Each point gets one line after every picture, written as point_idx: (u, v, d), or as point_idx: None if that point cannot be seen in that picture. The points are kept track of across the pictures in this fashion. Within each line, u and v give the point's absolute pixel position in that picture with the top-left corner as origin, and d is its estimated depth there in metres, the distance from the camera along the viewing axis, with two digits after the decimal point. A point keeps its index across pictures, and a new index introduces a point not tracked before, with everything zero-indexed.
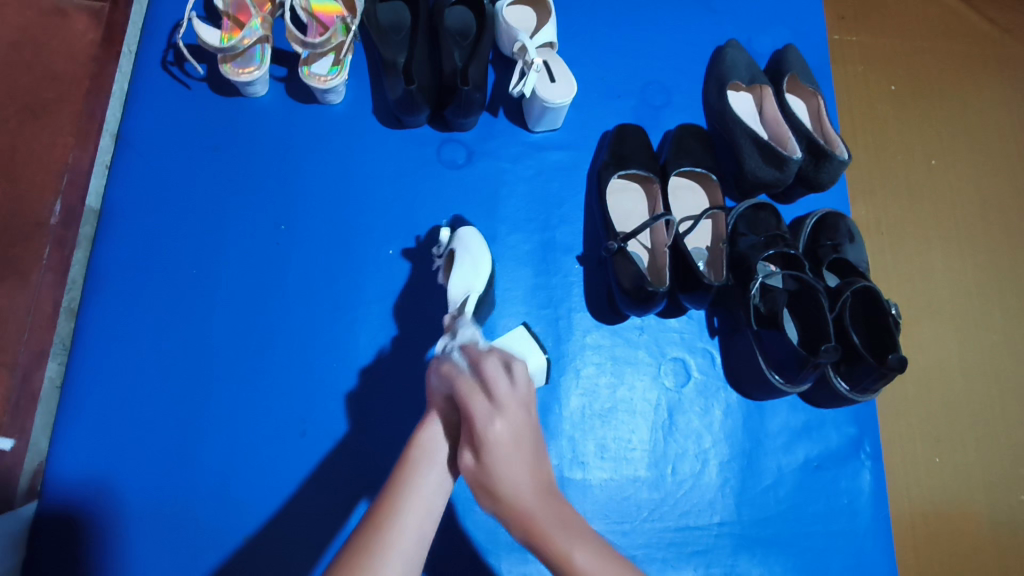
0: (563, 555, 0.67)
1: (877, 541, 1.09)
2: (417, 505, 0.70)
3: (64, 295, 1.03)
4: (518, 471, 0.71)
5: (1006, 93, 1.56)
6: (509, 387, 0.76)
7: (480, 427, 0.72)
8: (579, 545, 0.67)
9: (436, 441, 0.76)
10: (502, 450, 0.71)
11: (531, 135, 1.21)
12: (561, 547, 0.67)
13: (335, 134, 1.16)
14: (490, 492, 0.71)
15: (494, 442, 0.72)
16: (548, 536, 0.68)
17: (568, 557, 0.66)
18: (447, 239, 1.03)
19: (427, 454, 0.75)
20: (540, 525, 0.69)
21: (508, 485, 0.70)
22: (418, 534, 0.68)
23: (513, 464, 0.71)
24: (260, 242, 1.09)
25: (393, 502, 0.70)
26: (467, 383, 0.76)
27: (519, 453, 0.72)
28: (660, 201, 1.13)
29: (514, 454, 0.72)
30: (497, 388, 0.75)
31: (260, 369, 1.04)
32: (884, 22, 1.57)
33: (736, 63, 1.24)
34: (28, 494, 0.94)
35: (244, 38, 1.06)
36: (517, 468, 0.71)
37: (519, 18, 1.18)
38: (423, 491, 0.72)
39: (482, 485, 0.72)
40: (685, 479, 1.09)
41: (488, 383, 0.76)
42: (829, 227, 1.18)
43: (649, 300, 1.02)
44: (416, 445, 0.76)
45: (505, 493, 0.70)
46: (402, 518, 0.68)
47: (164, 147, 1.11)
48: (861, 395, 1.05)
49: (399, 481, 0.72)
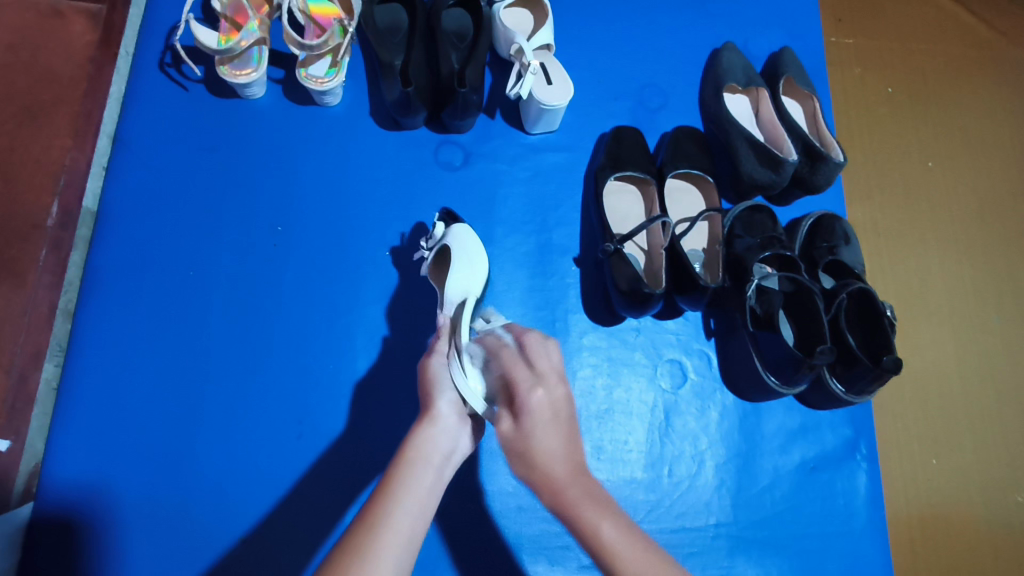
0: (591, 530, 0.71)
1: (874, 542, 1.10)
2: (411, 506, 0.71)
3: (62, 295, 1.04)
4: (553, 440, 0.76)
5: (1002, 96, 1.57)
6: (551, 359, 0.82)
7: (521, 394, 0.78)
8: (607, 519, 0.71)
9: (433, 442, 0.77)
10: (542, 416, 0.77)
11: (528, 137, 1.21)
12: (590, 519, 0.72)
13: (332, 135, 1.16)
14: (525, 460, 0.76)
15: (534, 409, 0.77)
16: (578, 509, 0.72)
17: (597, 530, 0.70)
18: (439, 235, 1.03)
19: (424, 453, 0.76)
20: (569, 498, 0.73)
21: (542, 455, 0.75)
22: (412, 531, 0.69)
23: (551, 430, 0.77)
24: (257, 244, 1.09)
25: (388, 500, 0.70)
26: (510, 354, 0.82)
27: (556, 424, 0.77)
28: (657, 203, 1.14)
29: (553, 419, 0.77)
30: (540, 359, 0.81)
31: (258, 371, 1.04)
32: (881, 25, 1.58)
33: (732, 66, 1.25)
34: (23, 496, 0.94)
35: (243, 40, 1.06)
36: (555, 434, 0.77)
37: (517, 20, 1.19)
38: (418, 490, 0.72)
39: (518, 450, 0.77)
40: (682, 480, 1.10)
41: (531, 354, 0.82)
42: (825, 230, 1.18)
43: (645, 302, 1.02)
44: (412, 444, 0.77)
45: (539, 460, 0.75)
46: (396, 516, 0.69)
47: (162, 148, 1.11)
48: (857, 396, 1.05)
49: (395, 479, 0.73)
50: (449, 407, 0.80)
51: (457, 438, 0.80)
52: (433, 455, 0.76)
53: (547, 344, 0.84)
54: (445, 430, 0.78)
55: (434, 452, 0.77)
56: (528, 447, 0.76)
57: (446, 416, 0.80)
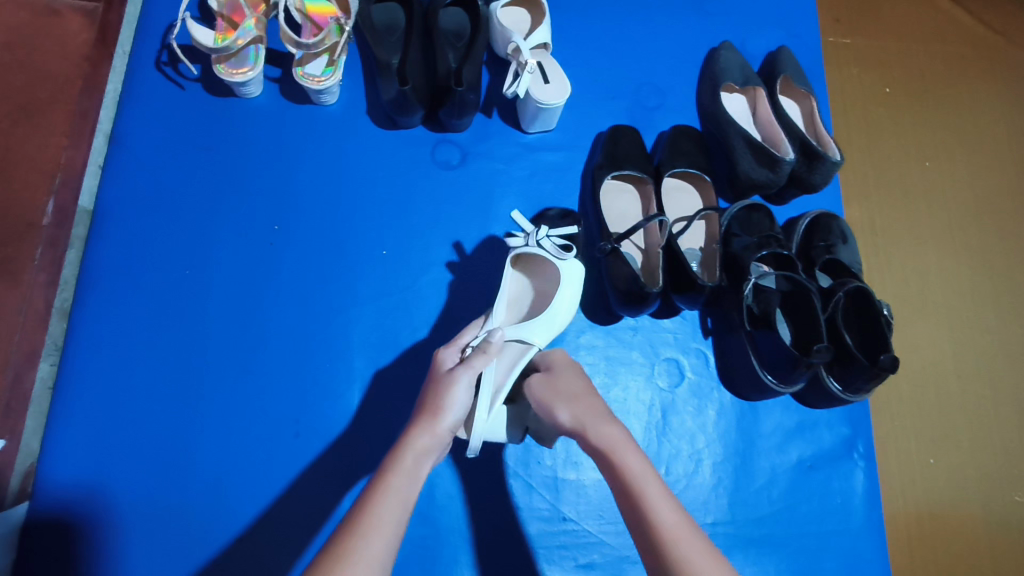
0: (618, 465, 0.73)
1: (870, 541, 1.10)
2: (393, 506, 0.68)
3: (57, 294, 1.04)
4: (579, 386, 0.83)
5: (1000, 96, 1.57)
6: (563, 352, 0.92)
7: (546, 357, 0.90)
8: (633, 452, 0.74)
9: (424, 453, 0.74)
10: (567, 367, 0.87)
11: (525, 136, 1.21)
12: (625, 459, 0.73)
13: (329, 134, 1.16)
14: (555, 401, 0.82)
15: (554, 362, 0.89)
16: (611, 445, 0.74)
17: (624, 462, 0.73)
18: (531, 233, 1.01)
19: (411, 463, 0.72)
20: (601, 437, 0.76)
21: (569, 395, 0.81)
22: (391, 534, 0.66)
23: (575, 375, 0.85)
24: (253, 243, 1.09)
25: (371, 505, 0.67)
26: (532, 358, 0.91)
27: (582, 377, 0.86)
28: (654, 202, 1.13)
29: (576, 369, 0.87)
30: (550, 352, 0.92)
31: (254, 371, 1.04)
32: (879, 25, 1.58)
33: (730, 64, 1.25)
34: (18, 495, 0.95)
35: (238, 39, 1.05)
36: (577, 378, 0.85)
37: (515, 19, 1.19)
38: (400, 498, 0.69)
39: (543, 395, 0.83)
40: (678, 479, 1.09)
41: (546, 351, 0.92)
42: (822, 228, 1.18)
43: (643, 300, 1.02)
44: (406, 453, 0.73)
45: (569, 398, 0.81)
46: (380, 520, 0.66)
47: (158, 147, 1.11)
48: (854, 395, 1.05)
49: (378, 485, 0.70)
50: (450, 428, 0.77)
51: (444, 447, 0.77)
52: (424, 466, 0.73)
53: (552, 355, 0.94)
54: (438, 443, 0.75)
55: (423, 459, 0.73)
56: (554, 389, 0.82)
57: (446, 433, 0.76)
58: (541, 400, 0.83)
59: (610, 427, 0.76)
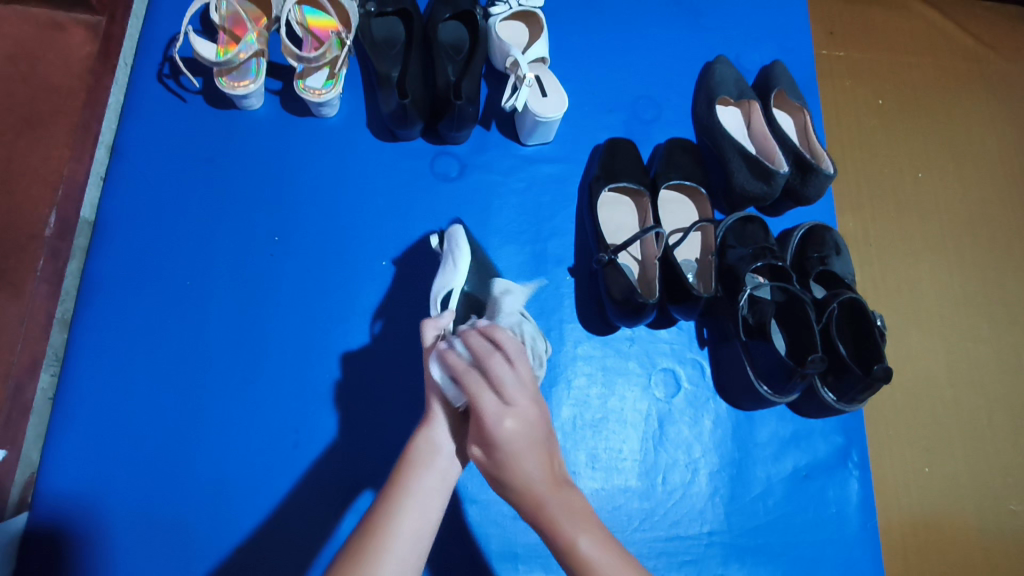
0: (568, 542, 0.66)
1: (865, 549, 1.10)
2: (414, 507, 0.68)
3: (59, 305, 1.03)
4: (529, 462, 0.67)
5: (990, 109, 1.60)
6: (516, 417, 0.66)
7: (487, 424, 0.66)
8: (585, 532, 0.66)
9: (429, 445, 0.74)
10: (520, 448, 0.66)
11: (523, 148, 1.22)
12: (568, 534, 0.66)
13: (329, 145, 1.17)
14: (500, 482, 0.68)
15: (504, 441, 0.66)
16: (555, 524, 0.66)
17: (571, 540, 0.66)
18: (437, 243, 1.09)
19: (424, 457, 0.73)
20: (547, 513, 0.67)
21: (519, 479, 0.67)
22: (415, 535, 0.67)
23: (531, 455, 0.67)
24: (254, 253, 1.10)
25: (391, 504, 0.68)
26: (472, 377, 0.69)
27: (532, 447, 0.67)
28: (651, 215, 1.15)
29: (525, 447, 0.67)
30: (490, 414, 0.66)
31: (254, 381, 1.04)
32: (872, 38, 1.61)
33: (725, 78, 1.27)
34: (19, 506, 0.94)
35: (241, 53, 1.07)
36: (532, 463, 0.67)
37: (512, 33, 1.20)
38: (422, 495, 0.70)
39: (496, 479, 0.69)
40: (675, 488, 1.10)
41: (482, 413, 0.66)
42: (817, 240, 1.20)
43: (639, 311, 1.03)
44: (411, 447, 0.74)
45: (514, 482, 0.67)
46: (401, 520, 0.67)
47: (161, 159, 1.12)
48: (848, 405, 1.06)
49: (396, 487, 0.70)
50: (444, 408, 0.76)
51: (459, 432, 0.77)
52: (432, 454, 0.73)
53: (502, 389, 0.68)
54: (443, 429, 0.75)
55: (431, 454, 0.73)
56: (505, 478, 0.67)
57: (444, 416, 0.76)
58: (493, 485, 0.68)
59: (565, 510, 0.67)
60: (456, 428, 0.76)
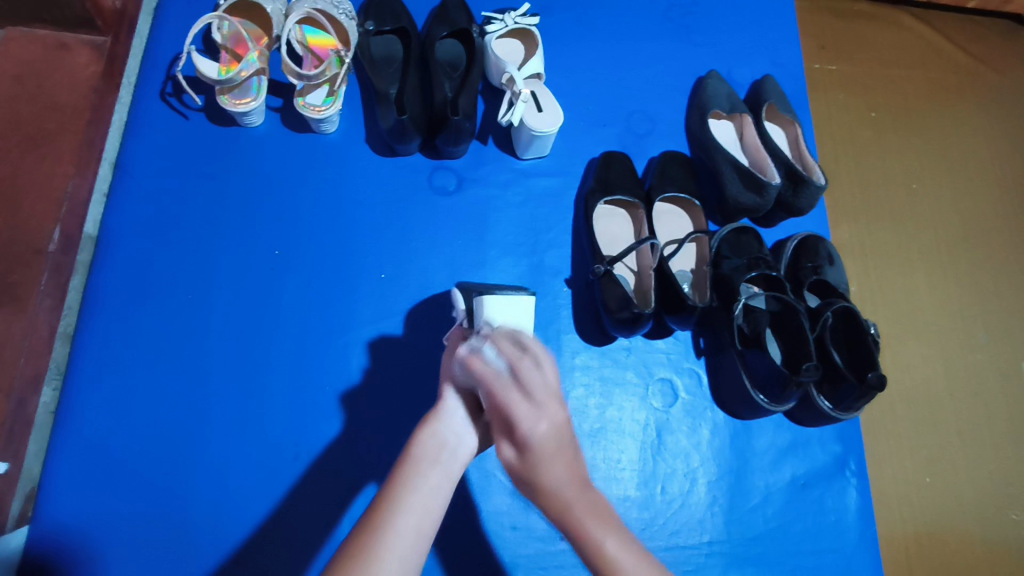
0: (595, 545, 0.65)
1: (865, 558, 1.11)
2: (415, 507, 0.67)
3: (62, 318, 1.05)
4: (559, 470, 0.65)
5: (982, 121, 1.63)
6: (549, 421, 0.65)
7: (522, 431, 0.64)
8: (612, 535, 0.65)
9: (434, 439, 0.74)
10: (549, 454, 0.65)
11: (519, 162, 1.24)
12: (594, 536, 0.65)
13: (328, 161, 1.19)
14: (536, 487, 0.66)
15: (538, 446, 0.65)
16: (582, 526, 0.65)
17: (599, 543, 0.65)
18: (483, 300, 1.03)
19: (429, 453, 0.72)
20: (575, 514, 0.66)
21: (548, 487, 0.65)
22: (416, 533, 0.65)
23: (561, 458, 0.66)
24: (255, 267, 1.12)
25: (391, 503, 0.67)
26: (501, 382, 0.67)
27: (562, 453, 0.66)
28: (645, 226, 1.17)
29: (560, 451, 0.66)
30: (525, 419, 0.65)
31: (254, 394, 1.05)
32: (863, 52, 1.64)
33: (716, 93, 1.30)
34: (19, 520, 0.94)
35: (243, 71, 1.08)
36: (564, 466, 0.66)
37: (508, 50, 1.23)
38: (425, 491, 0.69)
39: (528, 485, 0.66)
40: (674, 498, 1.11)
41: (513, 413, 0.65)
42: (810, 250, 1.22)
43: (636, 321, 1.04)
44: (416, 444, 0.73)
45: (547, 491, 0.65)
46: (400, 520, 0.65)
47: (162, 174, 1.14)
48: (844, 413, 1.07)
49: (398, 485, 0.69)
50: (457, 400, 0.77)
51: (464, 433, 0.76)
52: (438, 452, 0.73)
53: (536, 393, 0.66)
54: (451, 424, 0.75)
55: (439, 452, 0.73)
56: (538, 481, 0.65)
57: (454, 410, 0.76)
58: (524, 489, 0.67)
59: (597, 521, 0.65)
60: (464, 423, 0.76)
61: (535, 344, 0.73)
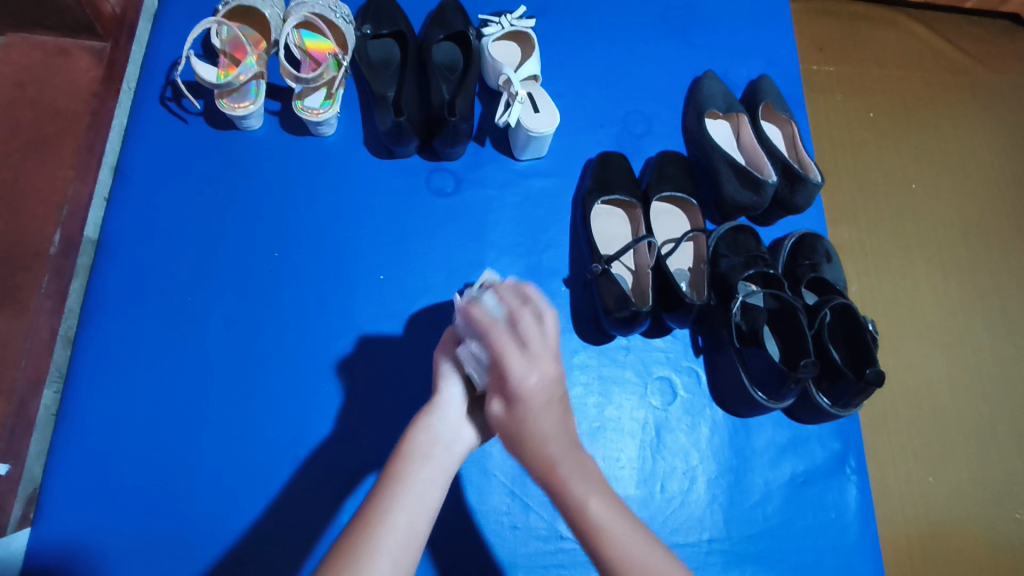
0: (579, 504, 0.66)
1: (865, 555, 1.10)
2: (408, 502, 0.67)
3: (63, 321, 1.05)
4: (548, 421, 0.67)
5: (981, 120, 1.63)
6: (541, 373, 0.68)
7: (511, 379, 0.67)
8: (596, 495, 0.67)
9: (426, 434, 0.75)
10: (538, 404, 0.67)
11: (517, 163, 1.25)
12: (579, 496, 0.66)
13: (328, 163, 1.20)
14: (520, 441, 0.67)
15: (526, 396, 0.67)
16: (566, 484, 0.66)
17: (582, 502, 0.66)
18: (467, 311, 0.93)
19: (423, 447, 0.74)
20: (560, 474, 0.67)
21: (534, 440, 0.67)
22: (409, 528, 0.65)
23: (548, 412, 0.68)
24: (254, 268, 1.12)
25: (383, 501, 0.67)
26: (500, 330, 0.70)
27: (552, 406, 0.68)
28: (643, 225, 1.17)
29: (550, 400, 0.68)
30: (516, 368, 0.67)
31: (254, 396, 1.06)
32: (861, 52, 1.64)
33: (713, 93, 1.30)
34: (20, 522, 0.94)
35: (241, 75, 1.10)
36: (552, 419, 0.68)
37: (505, 52, 1.24)
38: (418, 485, 0.70)
39: (512, 436, 0.68)
40: (674, 496, 1.11)
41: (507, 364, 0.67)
42: (807, 248, 1.22)
43: (633, 320, 1.04)
44: (410, 438, 0.75)
45: (530, 441, 0.67)
46: (393, 515, 0.66)
47: (161, 177, 1.15)
48: (843, 409, 1.07)
49: (390, 480, 0.70)
50: (450, 397, 0.79)
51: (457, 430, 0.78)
52: (432, 448, 0.74)
53: (531, 343, 0.69)
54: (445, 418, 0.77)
55: (435, 447, 0.74)
56: (523, 431, 0.67)
57: (447, 406, 0.79)
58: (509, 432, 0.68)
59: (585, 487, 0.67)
60: (459, 420, 0.78)
61: (538, 295, 0.74)
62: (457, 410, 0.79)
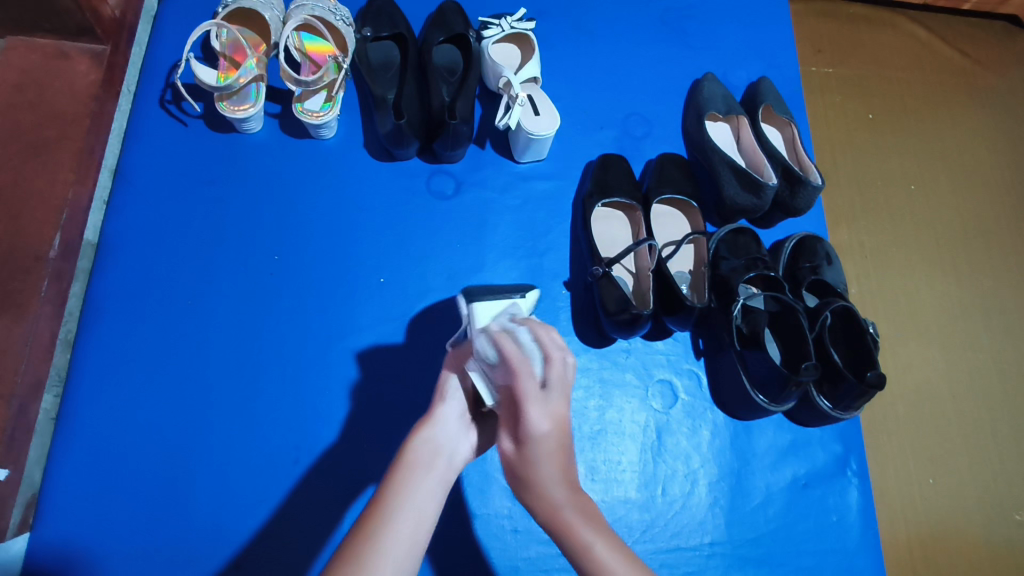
0: (585, 549, 0.67)
1: (866, 557, 1.10)
2: (410, 512, 0.68)
3: (62, 325, 1.05)
4: (553, 468, 0.68)
5: (980, 121, 1.64)
6: (551, 417, 0.68)
7: (523, 420, 0.67)
8: (601, 539, 0.67)
9: (428, 444, 0.76)
10: (545, 449, 0.68)
11: (517, 166, 1.25)
12: (584, 539, 0.67)
13: (328, 166, 1.20)
14: (527, 483, 0.69)
15: (536, 439, 0.68)
16: (573, 531, 0.67)
17: (589, 549, 0.66)
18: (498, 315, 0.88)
19: (424, 457, 0.74)
20: (566, 521, 0.68)
21: (539, 485, 0.68)
22: (411, 537, 0.66)
23: (555, 458, 0.69)
24: (254, 271, 1.12)
25: (386, 509, 0.67)
26: (519, 365, 0.69)
27: (558, 452, 0.69)
28: (643, 228, 1.17)
29: (558, 447, 0.69)
30: (532, 412, 0.68)
31: (255, 400, 1.05)
32: (859, 54, 1.64)
33: (712, 95, 1.30)
34: (19, 526, 0.94)
35: (240, 78, 1.09)
36: (559, 466, 0.69)
37: (506, 55, 1.24)
38: (421, 494, 0.70)
39: (516, 476, 0.70)
40: (675, 499, 1.10)
41: (522, 407, 0.68)
42: (808, 250, 1.22)
43: (634, 323, 1.04)
44: (411, 447, 0.75)
45: (535, 487, 0.69)
46: (394, 524, 0.66)
47: (162, 180, 1.15)
48: (844, 412, 1.07)
49: (391, 488, 0.70)
50: (451, 412, 0.80)
51: (457, 443, 0.78)
52: (433, 459, 0.74)
53: (550, 386, 0.70)
54: (446, 430, 0.77)
55: (435, 457, 0.74)
56: (529, 479, 0.68)
57: (448, 419, 0.79)
58: (514, 473, 0.69)
59: (590, 532, 0.67)
60: (456, 434, 0.78)
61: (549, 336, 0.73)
62: (457, 423, 0.79)
